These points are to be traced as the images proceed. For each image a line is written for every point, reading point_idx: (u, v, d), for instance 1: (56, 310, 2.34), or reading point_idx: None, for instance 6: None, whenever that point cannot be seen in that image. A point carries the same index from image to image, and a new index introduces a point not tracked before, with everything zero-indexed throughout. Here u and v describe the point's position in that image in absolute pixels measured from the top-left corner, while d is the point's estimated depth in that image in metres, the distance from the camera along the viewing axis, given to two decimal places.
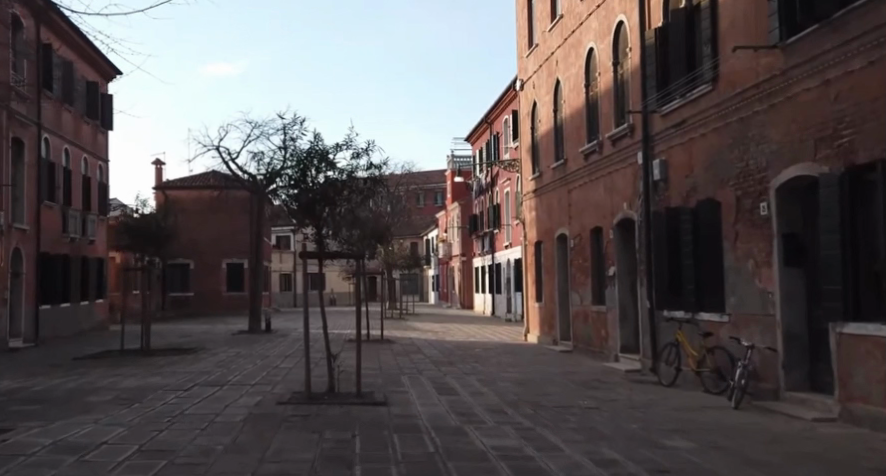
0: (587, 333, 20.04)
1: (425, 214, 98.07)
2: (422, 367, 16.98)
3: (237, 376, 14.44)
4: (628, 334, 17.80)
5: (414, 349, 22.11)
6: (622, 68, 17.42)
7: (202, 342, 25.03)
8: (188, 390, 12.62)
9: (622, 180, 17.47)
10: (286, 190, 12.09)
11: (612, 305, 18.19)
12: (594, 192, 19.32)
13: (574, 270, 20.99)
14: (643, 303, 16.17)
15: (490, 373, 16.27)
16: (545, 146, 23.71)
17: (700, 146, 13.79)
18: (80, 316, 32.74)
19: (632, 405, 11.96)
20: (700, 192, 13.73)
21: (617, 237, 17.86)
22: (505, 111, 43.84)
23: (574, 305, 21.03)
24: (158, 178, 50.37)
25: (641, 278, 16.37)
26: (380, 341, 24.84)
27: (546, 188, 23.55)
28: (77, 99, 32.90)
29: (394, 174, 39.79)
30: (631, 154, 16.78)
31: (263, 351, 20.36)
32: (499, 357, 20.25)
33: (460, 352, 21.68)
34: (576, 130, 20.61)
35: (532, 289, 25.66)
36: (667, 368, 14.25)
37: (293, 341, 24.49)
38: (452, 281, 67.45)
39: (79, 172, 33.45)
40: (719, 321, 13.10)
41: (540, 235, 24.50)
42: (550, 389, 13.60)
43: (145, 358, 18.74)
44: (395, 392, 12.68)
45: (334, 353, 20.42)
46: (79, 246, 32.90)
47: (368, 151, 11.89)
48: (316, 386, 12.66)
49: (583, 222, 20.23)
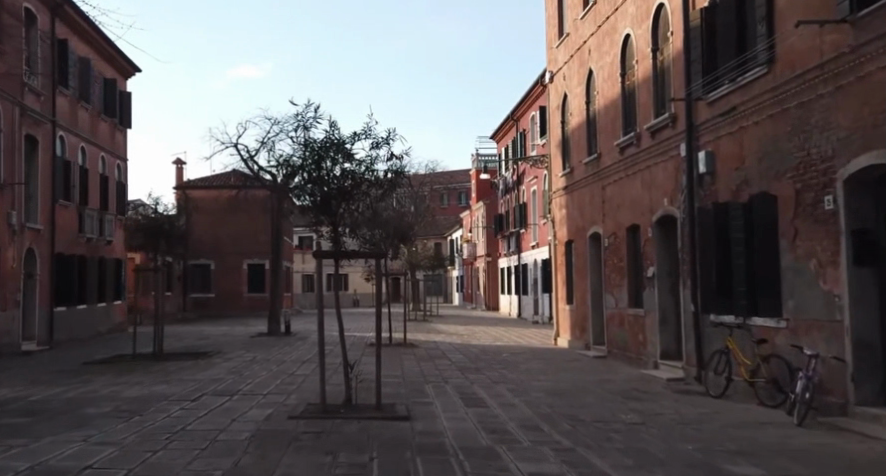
0: (623, 338, 18.86)
1: (449, 214, 97.09)
2: (447, 374, 15.87)
3: (247, 385, 13.39)
4: (669, 340, 16.60)
5: (438, 354, 21.01)
6: (662, 54, 16.26)
7: (218, 346, 24.12)
8: (195, 401, 11.60)
9: (662, 174, 16.29)
10: (298, 183, 11.00)
11: (651, 308, 17.01)
12: (631, 187, 18.17)
13: (609, 271, 19.82)
14: (687, 306, 14.99)
15: (521, 381, 15.13)
16: (576, 140, 22.58)
17: (752, 135, 12.60)
18: (96, 318, 31.98)
19: (681, 420, 10.78)
20: (753, 186, 12.53)
21: (657, 236, 16.70)
22: (532, 108, 42.72)
23: (609, 308, 19.85)
24: (178, 178, 49.70)
25: (684, 279, 15.19)
26: (403, 345, 23.78)
27: (579, 184, 22.39)
28: (94, 96, 32.15)
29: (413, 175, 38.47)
30: (673, 146, 15.63)
31: (279, 356, 19.37)
32: (529, 363, 19.09)
33: (487, 357, 20.55)
34: (612, 122, 19.44)
35: (562, 290, 24.50)
36: (716, 377, 13.01)
37: (312, 346, 23.45)
38: (477, 282, 66.29)
39: (97, 171, 32.78)
40: (775, 327, 11.88)
41: (571, 233, 23.35)
42: (588, 401, 12.44)
43: (156, 364, 17.81)
44: (418, 404, 11.60)
45: (354, 358, 19.37)
46: (96, 246, 32.19)
47: (389, 141, 10.77)
48: (332, 398, 11.60)
49: (619, 220, 19.07)
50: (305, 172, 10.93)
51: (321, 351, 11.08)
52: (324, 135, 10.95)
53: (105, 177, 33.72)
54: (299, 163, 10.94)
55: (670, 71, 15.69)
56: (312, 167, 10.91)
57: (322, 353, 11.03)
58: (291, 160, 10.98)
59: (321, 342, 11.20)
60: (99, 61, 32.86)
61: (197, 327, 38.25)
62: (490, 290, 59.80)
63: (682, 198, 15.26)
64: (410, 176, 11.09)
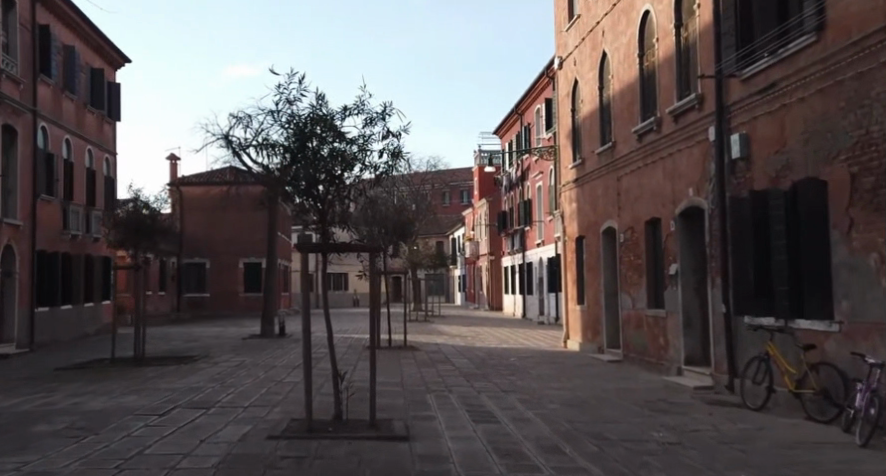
0: (641, 341, 17.41)
1: (451, 213, 95.78)
2: (451, 382, 14.43)
3: (227, 396, 11.94)
4: (695, 344, 15.17)
5: (441, 358, 19.58)
6: (687, 29, 14.81)
7: (207, 349, 22.71)
8: (164, 416, 10.12)
9: (687, 162, 14.84)
10: (280, 165, 9.47)
11: (674, 309, 15.58)
12: (651, 178, 16.73)
13: (625, 269, 18.39)
14: (717, 306, 13.54)
15: (533, 390, 13.66)
16: (588, 128, 21.11)
17: (795, 113, 11.14)
18: (83, 319, 30.56)
19: (723, 438, 9.32)
20: (797, 171, 11.08)
21: (680, 230, 15.29)
22: (538, 100, 41.38)
23: (625, 309, 18.41)
24: (172, 174, 48.26)
25: (714, 278, 13.75)
26: (402, 348, 22.36)
27: (591, 176, 20.96)
28: (80, 87, 30.71)
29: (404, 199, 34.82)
30: (699, 131, 14.19)
31: (269, 361, 17.92)
32: (539, 368, 17.65)
33: (493, 362, 19.09)
34: (628, 108, 18.01)
35: (573, 290, 23.04)
36: (753, 387, 11.54)
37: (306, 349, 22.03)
38: (479, 281, 64.93)
39: (83, 164, 31.33)
40: (825, 331, 10.40)
41: (581, 229, 21.93)
42: (611, 414, 10.99)
43: (134, 370, 16.38)
44: (419, 420, 10.15)
45: (350, 363, 17.93)
46: (82, 243, 30.75)
47: (385, 116, 9.29)
48: (321, 413, 10.13)
49: (636, 212, 17.64)
50: (287, 153, 9.40)
51: (305, 347, 9.37)
52: (308, 110, 9.46)
53: (92, 171, 32.31)
54: (279, 143, 9.40)
55: (696, 47, 14.24)
56: (297, 146, 9.40)
57: (307, 349, 9.32)
58: (271, 138, 9.45)
59: (306, 336, 9.51)
60: (85, 50, 31.39)
61: (190, 328, 36.89)
62: (494, 290, 58.41)
63: (710, 188, 13.81)
64: (410, 161, 9.62)
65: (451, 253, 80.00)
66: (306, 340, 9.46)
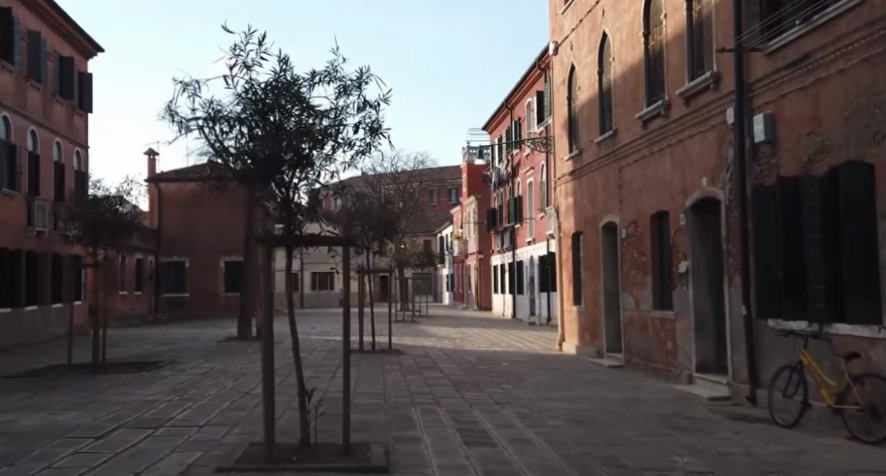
0: (646, 346, 16.03)
1: (439, 212, 94.66)
2: (441, 393, 12.97)
3: (183, 412, 10.40)
4: (708, 351, 13.77)
5: (429, 363, 18.14)
6: (699, 2, 13.43)
7: (176, 353, 21.23)
8: (102, 440, 8.56)
9: (700, 148, 13.47)
10: (236, 143, 7.81)
11: (685, 310, 14.18)
12: (658, 167, 15.33)
13: (628, 267, 17.01)
14: (737, 308, 12.15)
15: (532, 402, 12.21)
16: (586, 117, 19.71)
17: (831, 88, 9.76)
18: (51, 320, 28.92)
19: (762, 466, 7.87)
20: (834, 155, 9.70)
21: (690, 224, 13.92)
22: (529, 93, 40.13)
23: (628, 311, 17.00)
24: (150, 170, 46.59)
25: (732, 277, 12.35)
26: (387, 352, 20.88)
27: (589, 167, 19.57)
28: (47, 76, 29.03)
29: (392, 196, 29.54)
30: (715, 112, 12.81)
31: (241, 368, 16.42)
32: (535, 375, 16.22)
33: (485, 368, 17.63)
34: (632, 91, 16.62)
35: (569, 290, 21.61)
36: (784, 401, 10.12)
37: (283, 354, 20.53)
38: (467, 280, 63.65)
39: (51, 158, 29.68)
40: (871, 338, 9.00)
41: (578, 225, 20.57)
42: (625, 433, 9.55)
43: (90, 379, 14.82)
44: (400, 443, 8.65)
45: (330, 370, 16.43)
46: (49, 241, 29.09)
47: (362, 84, 7.82)
48: (287, 437, 8.59)
49: (640, 205, 16.28)
50: (243, 128, 7.80)
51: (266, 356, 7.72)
52: (270, 78, 7.92)
53: (61, 165, 30.70)
54: (233, 116, 7.78)
55: (712, 20, 12.84)
56: (255, 120, 7.81)
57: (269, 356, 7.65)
58: (226, 110, 7.76)
59: (268, 340, 7.86)
60: (53, 37, 29.70)
61: (168, 329, 35.40)
62: (482, 289, 57.13)
63: (728, 176, 12.45)
64: (390, 139, 8.09)
65: (439, 251, 78.67)
66: (267, 346, 7.79)
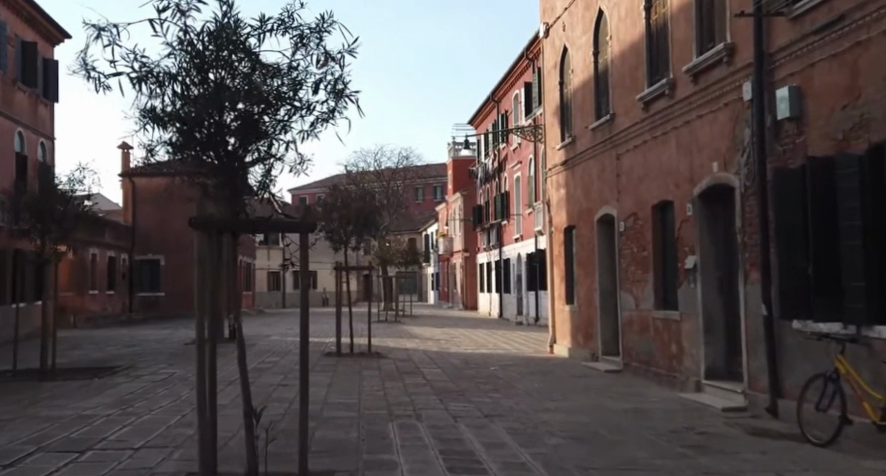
0: (647, 349, 14.70)
1: (424, 210, 93.52)
2: (423, 403, 11.62)
3: (121, 430, 8.96)
4: (719, 355, 12.45)
5: (410, 368, 16.78)
6: None
7: (139, 356, 19.80)
8: (10, 468, 7.09)
9: (710, 130, 12.14)
10: (170, 107, 6.29)
11: (692, 310, 12.83)
12: (660, 153, 14.01)
13: (628, 263, 15.63)
14: (755, 309, 10.81)
15: (524, 414, 10.83)
16: (580, 102, 18.36)
17: (874, 51, 8.40)
18: (11, 321, 27.32)
19: None
20: (878, 128, 8.32)
21: (698, 215, 12.58)
22: (516, 85, 38.89)
23: (627, 311, 15.66)
24: (124, 164, 45.01)
25: (749, 273, 11.02)
26: (366, 355, 19.47)
27: (583, 156, 18.22)
28: (7, 62, 27.37)
29: (373, 191, 28.19)
30: (729, 89, 11.48)
31: (204, 375, 14.99)
32: (526, 381, 14.85)
33: (473, 372, 16.26)
34: (631, 71, 15.27)
35: (560, 288, 20.28)
36: (817, 416, 8.75)
37: (254, 358, 19.11)
38: (453, 280, 62.38)
39: (11, 148, 28.03)
40: None
41: (571, 219, 19.21)
42: (635, 454, 8.20)
43: (32, 386, 13.36)
44: (371, 471, 7.22)
45: (301, 376, 15.02)
46: (9, 236, 27.48)
47: (322, 33, 6.37)
48: (236, 465, 7.13)
49: (641, 195, 14.94)
50: (176, 87, 6.27)
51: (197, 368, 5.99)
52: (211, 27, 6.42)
53: (23, 155, 29.11)
54: (163, 72, 6.25)
55: None
56: (191, 77, 6.29)
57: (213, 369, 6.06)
58: (158, 65, 6.25)
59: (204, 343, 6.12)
60: (14, 19, 28.05)
61: (138, 330, 33.92)
62: (467, 289, 55.88)
63: (744, 159, 11.10)
64: (358, 102, 6.63)
65: (424, 249, 77.44)
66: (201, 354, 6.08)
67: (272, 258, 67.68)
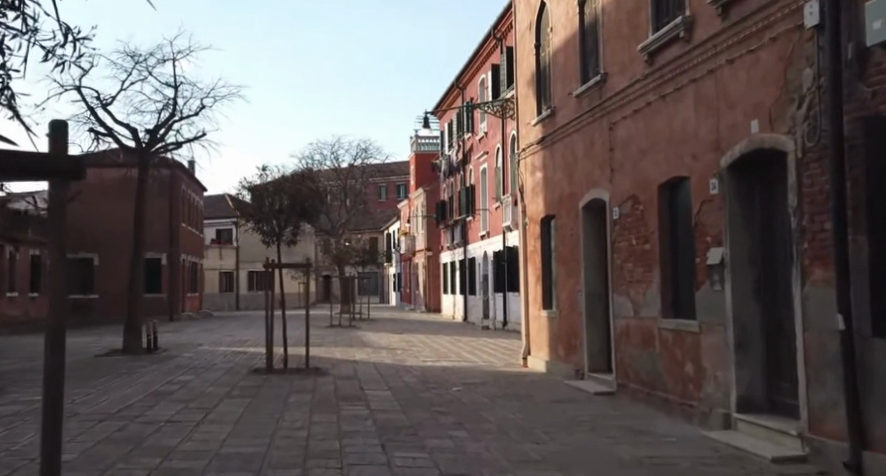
0: (651, 367, 11.57)
1: (387, 209, 90.39)
2: (356, 454, 8.24)
3: None
4: (755, 381, 9.31)
5: (352, 391, 13.37)
6: None
7: (20, 375, 16.15)
8: None
9: (747, 77, 9.01)
10: None
11: (719, 321, 9.71)
12: (670, 115, 10.89)
13: (624, 259, 12.49)
14: (826, 322, 7.66)
15: (499, 473, 7.51)
16: (562, 65, 15.19)
17: None
18: None
19: None
20: None
21: (727, 192, 9.46)
22: (483, 70, 35.82)
23: (623, 318, 12.53)
24: None
25: (810, 270, 7.93)
26: (300, 371, 16.07)
27: (566, 130, 15.06)
28: None
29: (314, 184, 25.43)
30: (780, 17, 8.34)
31: (76, 406, 11.40)
32: (496, 410, 11.56)
33: (430, 397, 12.90)
34: (629, 16, 12.09)
35: (535, 291, 17.13)
36: None
37: (162, 375, 15.60)
38: (415, 281, 59.08)
39: None
40: None
41: (550, 208, 16.05)
42: None
43: None
44: None
45: (210, 404, 11.66)
46: None
47: None
48: None
49: (643, 172, 11.82)
50: None
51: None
52: None
53: None
54: None
55: None
56: None
57: None
58: None
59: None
60: None
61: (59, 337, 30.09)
62: (431, 291, 52.59)
63: (803, 112, 8.01)
64: None
65: (385, 248, 74.14)
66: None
67: (224, 258, 63.85)
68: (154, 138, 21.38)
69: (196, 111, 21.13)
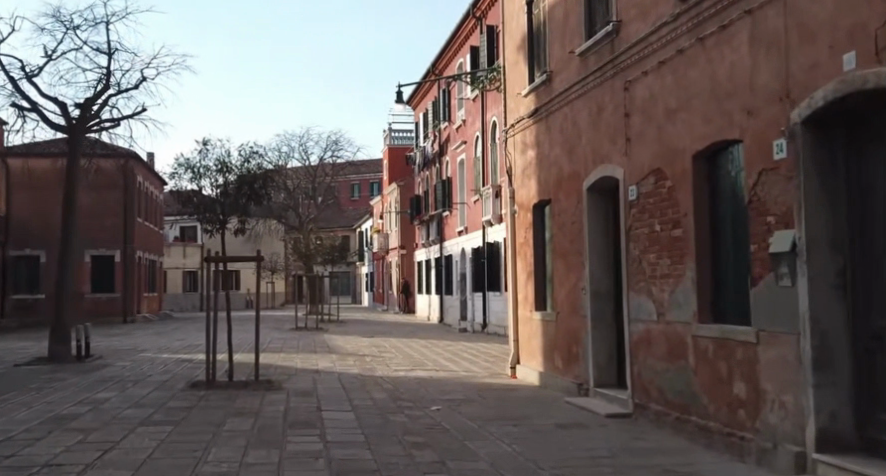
0: (682, 383, 9.12)
1: (359, 208, 87.60)
2: None
3: None
4: (842, 409, 6.87)
5: (306, 413, 10.76)
6: None
7: None
8: None
9: None
10: None
11: (788, 328, 7.28)
12: (711, 62, 8.47)
13: (646, 248, 10.04)
14: None
15: None
16: (560, 21, 12.77)
17: None
18: None
19: None
20: None
21: (802, 155, 7.04)
22: (461, 53, 33.32)
23: (643, 323, 10.10)
24: None
25: None
26: (247, 384, 13.44)
27: (565, 97, 12.61)
28: None
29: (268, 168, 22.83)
30: None
31: None
32: (487, 440, 9.04)
33: (403, 421, 10.32)
34: None
35: (527, 289, 14.63)
36: None
37: (80, 390, 12.92)
38: (389, 280, 56.55)
39: None
40: None
41: (545, 191, 13.60)
42: None
43: None
44: None
45: (117, 437, 8.88)
46: None
47: None
48: None
49: (670, 139, 9.39)
50: None
51: None
52: None
53: None
54: None
55: None
56: None
57: None
58: None
59: None
60: None
61: None
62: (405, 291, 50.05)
63: None
64: None
65: (357, 247, 71.46)
66: None
67: (188, 257, 60.67)
68: (86, 114, 18.63)
69: (135, 84, 18.42)
